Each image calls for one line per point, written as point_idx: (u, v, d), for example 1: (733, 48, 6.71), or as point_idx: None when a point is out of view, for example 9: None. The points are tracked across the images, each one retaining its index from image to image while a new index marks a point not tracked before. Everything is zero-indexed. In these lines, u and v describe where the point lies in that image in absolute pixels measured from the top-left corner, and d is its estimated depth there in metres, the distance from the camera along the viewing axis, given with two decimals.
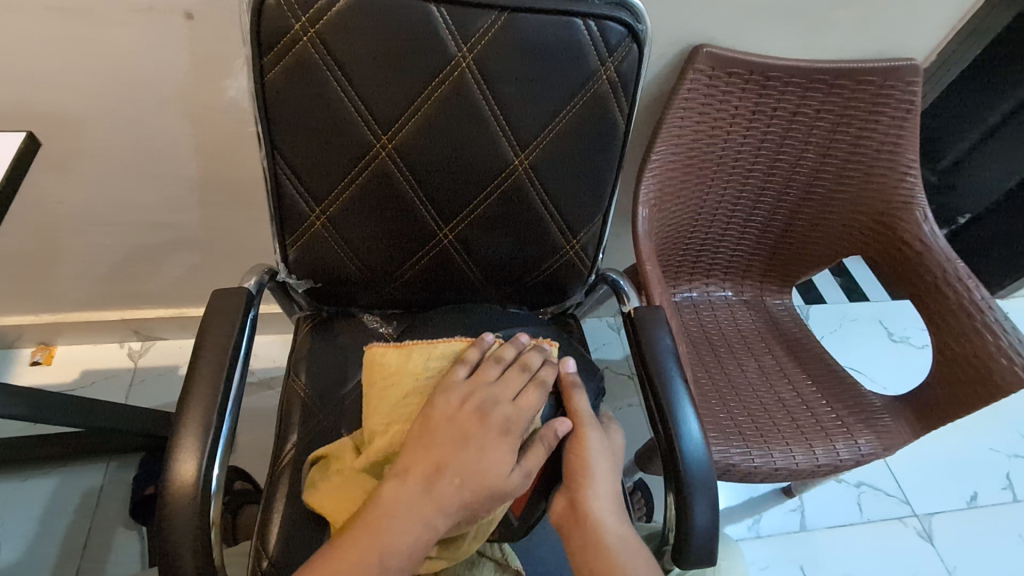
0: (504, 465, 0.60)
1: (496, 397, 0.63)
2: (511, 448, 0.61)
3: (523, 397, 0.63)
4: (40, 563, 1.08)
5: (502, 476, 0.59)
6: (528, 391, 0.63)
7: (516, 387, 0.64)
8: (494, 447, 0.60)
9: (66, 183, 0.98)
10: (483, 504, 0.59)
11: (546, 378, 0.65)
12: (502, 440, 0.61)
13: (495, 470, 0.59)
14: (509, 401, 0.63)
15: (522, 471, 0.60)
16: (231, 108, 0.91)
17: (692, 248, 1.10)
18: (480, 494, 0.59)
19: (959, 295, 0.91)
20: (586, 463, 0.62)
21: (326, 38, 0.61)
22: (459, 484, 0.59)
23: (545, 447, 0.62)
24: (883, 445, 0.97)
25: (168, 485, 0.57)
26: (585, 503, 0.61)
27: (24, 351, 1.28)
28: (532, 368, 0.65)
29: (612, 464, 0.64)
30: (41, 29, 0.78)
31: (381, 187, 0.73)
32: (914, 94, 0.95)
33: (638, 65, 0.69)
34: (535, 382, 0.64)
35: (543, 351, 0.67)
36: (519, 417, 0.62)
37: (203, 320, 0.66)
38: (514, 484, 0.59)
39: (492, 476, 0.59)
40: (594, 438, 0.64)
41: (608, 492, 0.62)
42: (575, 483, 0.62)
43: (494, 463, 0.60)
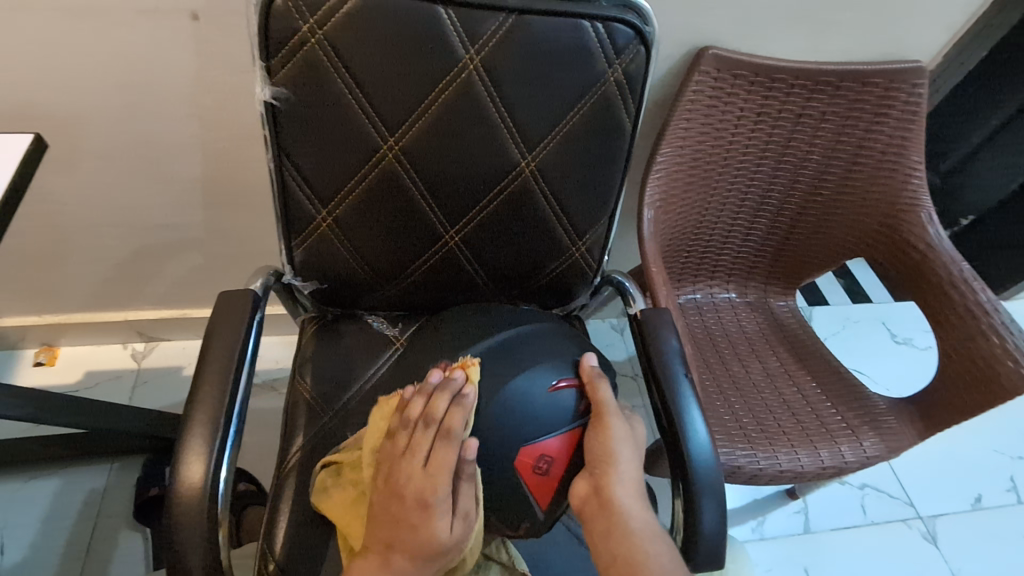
0: (437, 531, 0.58)
1: (408, 469, 0.58)
2: (439, 514, 0.58)
3: (433, 459, 0.58)
4: (44, 564, 1.08)
5: (440, 540, 0.58)
6: (437, 455, 0.59)
7: (424, 449, 0.59)
8: (421, 520, 0.58)
9: (71, 184, 0.98)
10: (436, 561, 0.60)
11: (454, 428, 0.59)
12: (427, 513, 0.58)
13: (430, 538, 0.58)
14: (419, 468, 0.58)
15: (459, 521, 0.59)
16: (236, 110, 0.91)
17: (697, 250, 1.10)
18: (430, 556, 0.59)
19: (965, 297, 0.91)
20: (613, 450, 0.62)
21: (334, 39, 0.61)
22: (408, 556, 0.59)
23: (469, 484, 0.59)
24: (888, 447, 0.97)
25: (176, 487, 0.57)
26: (613, 491, 0.60)
27: (27, 352, 1.28)
28: (438, 419, 0.60)
29: (636, 454, 0.64)
30: (47, 30, 0.78)
31: (388, 189, 0.73)
32: (920, 95, 0.95)
33: (645, 66, 0.69)
34: (442, 437, 0.59)
35: (448, 392, 0.60)
36: (433, 485, 0.58)
37: (210, 323, 0.66)
38: (457, 537, 0.59)
39: (430, 542, 0.58)
40: (621, 426, 0.63)
41: (632, 481, 0.62)
42: (602, 469, 0.61)
43: (428, 534, 0.58)
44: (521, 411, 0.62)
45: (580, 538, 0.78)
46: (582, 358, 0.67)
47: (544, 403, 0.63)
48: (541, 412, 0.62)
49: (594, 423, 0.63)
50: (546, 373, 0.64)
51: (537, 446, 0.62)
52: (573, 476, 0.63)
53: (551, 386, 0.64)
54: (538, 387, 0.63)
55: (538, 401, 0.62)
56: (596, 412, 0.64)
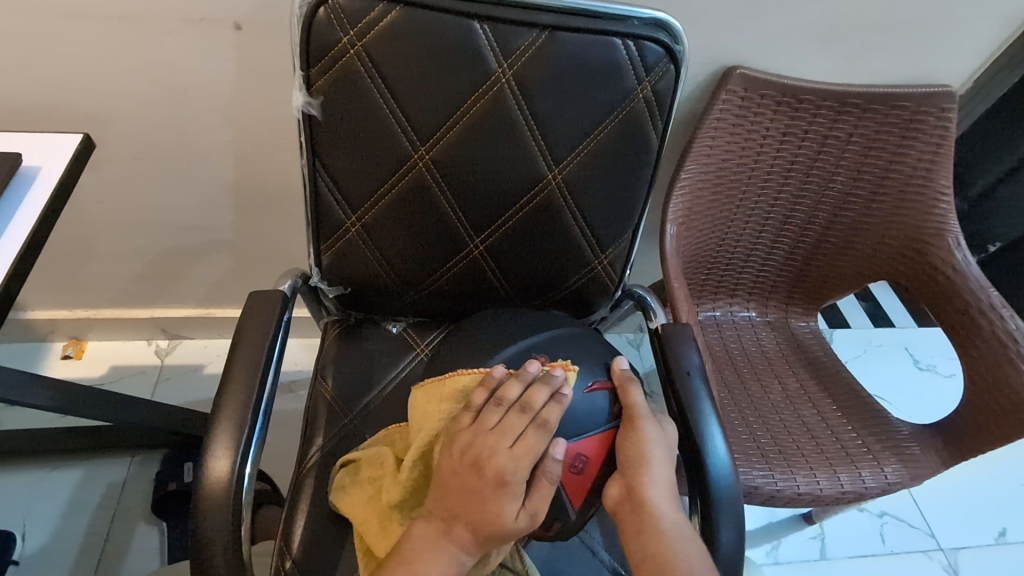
0: (507, 514, 0.58)
1: (495, 446, 0.59)
2: (513, 496, 0.58)
3: (522, 445, 0.59)
4: (63, 554, 1.10)
5: (508, 523, 0.58)
6: (525, 442, 0.59)
7: (516, 430, 0.59)
8: (495, 501, 0.58)
9: (109, 183, 1.02)
10: (494, 544, 0.60)
11: (548, 420, 0.59)
12: (501, 490, 0.58)
13: (499, 518, 0.58)
14: (506, 448, 0.59)
15: (526, 513, 0.58)
16: (270, 117, 0.93)
17: (718, 267, 1.09)
18: (493, 539, 0.59)
19: (992, 325, 0.90)
20: (647, 452, 0.62)
21: (372, 51, 0.63)
22: (474, 534, 0.59)
23: (548, 484, 0.59)
24: (910, 475, 0.95)
25: (203, 480, 0.59)
26: (646, 494, 0.60)
27: (56, 345, 1.32)
28: (536, 408, 0.60)
29: (669, 457, 0.63)
30: (97, 36, 0.81)
31: (416, 197, 0.74)
32: (949, 120, 0.95)
33: (674, 85, 0.70)
34: (536, 425, 0.60)
35: (549, 386, 0.61)
36: (516, 467, 0.58)
37: (240, 320, 0.67)
38: (521, 527, 0.58)
39: (499, 524, 0.58)
40: (654, 428, 0.63)
41: (664, 483, 0.62)
42: (635, 473, 0.61)
43: (497, 515, 0.58)
44: (559, 411, 0.62)
45: (595, 552, 0.77)
46: (613, 361, 0.68)
47: (581, 403, 0.63)
48: (579, 411, 0.63)
49: (626, 427, 0.63)
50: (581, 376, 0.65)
51: (573, 446, 0.62)
52: (605, 478, 0.63)
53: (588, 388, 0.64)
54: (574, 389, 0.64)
55: (576, 402, 0.63)
56: (628, 414, 0.63)
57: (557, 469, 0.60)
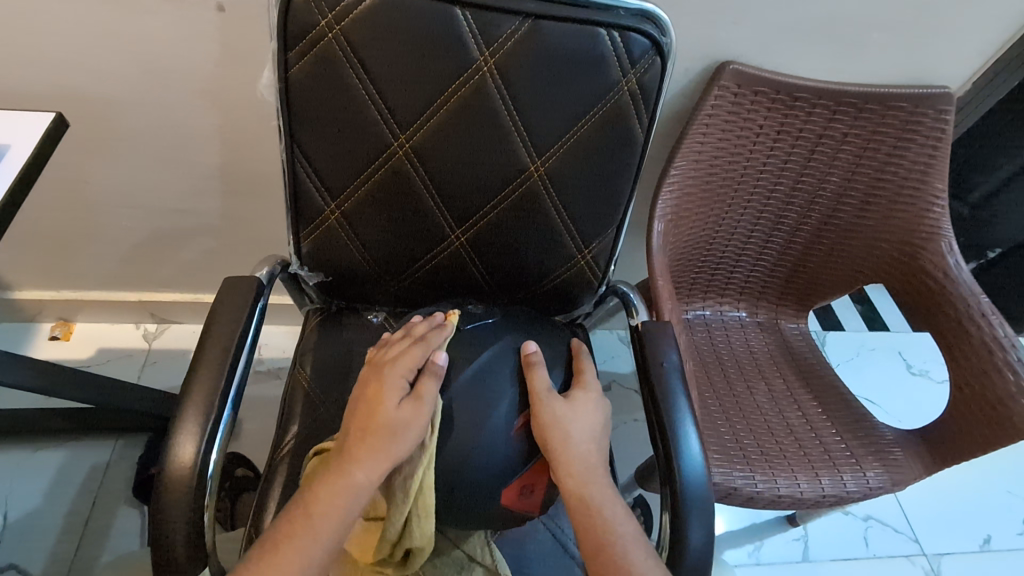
0: (385, 403, 0.62)
1: (380, 365, 0.66)
2: (393, 390, 0.63)
3: (402, 354, 0.65)
4: (44, 534, 1.10)
5: (389, 412, 0.61)
6: (407, 352, 0.66)
7: (397, 349, 0.67)
8: (376, 395, 0.63)
9: (93, 165, 1.01)
10: (389, 447, 0.60)
11: (428, 339, 0.67)
12: (382, 388, 0.63)
13: (379, 411, 0.62)
14: (388, 359, 0.66)
15: (410, 403, 0.62)
16: (254, 101, 0.92)
17: (707, 266, 1.08)
18: (381, 435, 0.61)
19: (982, 331, 0.88)
20: (555, 437, 0.64)
21: (351, 35, 0.62)
22: (363, 434, 0.61)
23: (432, 377, 0.64)
24: (893, 480, 0.94)
25: (167, 466, 0.58)
26: (563, 474, 0.63)
27: (43, 326, 1.32)
28: (417, 334, 0.68)
29: (584, 427, 0.66)
30: (79, 15, 0.80)
31: (397, 186, 0.73)
32: (946, 122, 0.93)
33: (661, 78, 0.68)
34: (415, 343, 0.67)
35: (428, 321, 0.70)
36: (396, 366, 0.64)
37: (214, 305, 0.67)
38: (403, 415, 0.61)
39: (380, 414, 0.61)
40: (554, 411, 0.65)
41: (586, 455, 0.64)
42: (550, 453, 0.64)
43: (379, 404, 0.62)
44: (498, 441, 0.65)
45: (566, 547, 0.78)
46: (524, 345, 0.70)
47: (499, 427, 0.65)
48: (498, 435, 0.65)
49: (533, 414, 0.65)
50: (502, 393, 0.66)
51: (522, 474, 0.66)
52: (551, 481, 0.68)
53: (520, 414, 0.66)
54: (504, 404, 0.66)
55: (496, 431, 0.65)
56: (532, 398, 0.66)
57: (442, 367, 0.65)
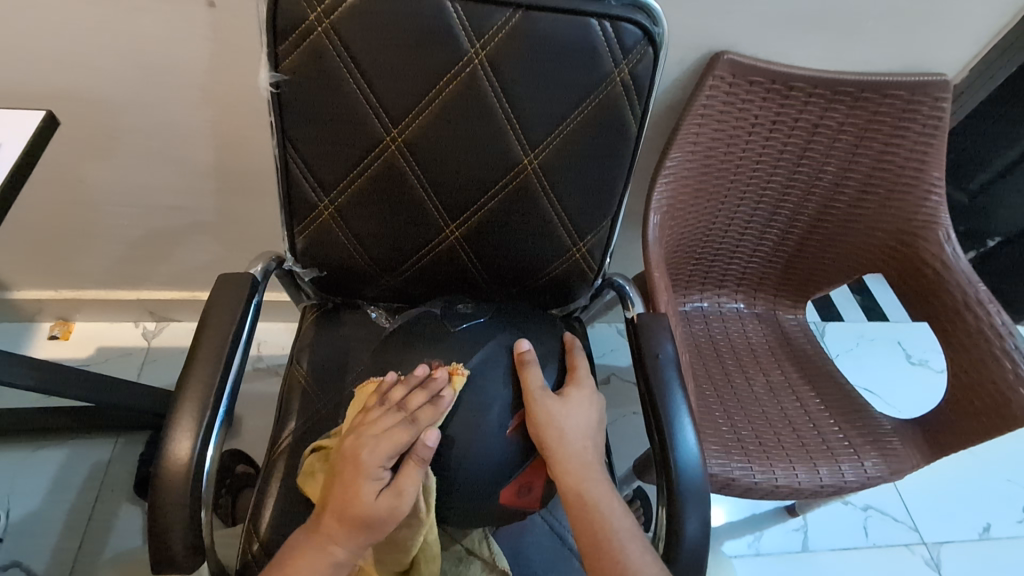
0: (363, 496, 0.59)
1: (366, 438, 0.61)
2: (375, 477, 0.60)
3: (388, 435, 0.61)
4: (47, 532, 1.11)
5: (367, 505, 0.59)
6: (393, 434, 0.61)
7: (386, 424, 0.62)
8: (356, 481, 0.59)
9: (87, 163, 1.01)
10: (370, 533, 0.59)
11: (419, 421, 0.62)
12: (364, 472, 0.60)
13: (357, 500, 0.59)
14: (373, 434, 0.61)
15: (390, 494, 0.59)
16: (247, 97, 0.92)
17: (705, 257, 1.08)
18: (358, 525, 0.59)
19: (979, 319, 0.88)
20: (552, 436, 0.64)
21: (340, 29, 0.62)
22: (340, 519, 0.59)
23: (416, 466, 0.60)
24: (891, 469, 0.94)
25: (163, 463, 0.58)
26: (561, 471, 0.64)
27: (42, 325, 1.32)
28: (410, 407, 0.63)
29: (579, 424, 0.66)
30: (68, 13, 0.80)
31: (391, 180, 0.73)
32: (942, 110, 0.92)
33: (653, 68, 0.68)
34: (406, 421, 0.62)
35: (427, 390, 0.63)
36: (380, 452, 0.60)
37: (207, 302, 0.67)
38: (381, 507, 0.59)
39: (359, 504, 0.59)
40: (550, 411, 0.65)
41: (582, 451, 0.65)
42: (547, 450, 0.65)
43: (358, 495, 0.59)
44: (494, 440, 0.65)
45: (564, 540, 0.78)
46: (515, 344, 0.70)
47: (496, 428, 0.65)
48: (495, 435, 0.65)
49: (528, 414, 0.66)
50: (498, 394, 0.66)
51: (519, 473, 0.66)
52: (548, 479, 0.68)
53: (515, 414, 0.66)
54: (498, 403, 0.66)
55: (493, 433, 0.65)
56: (526, 398, 0.66)
57: (428, 453, 0.61)
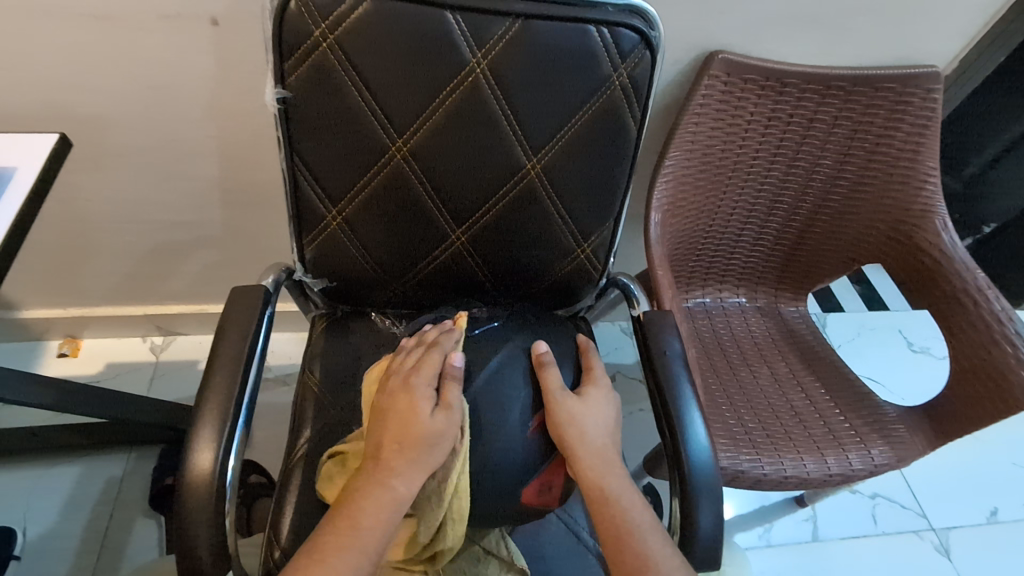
0: (419, 411, 0.63)
1: (402, 373, 0.67)
2: (423, 398, 0.64)
3: (423, 361, 0.67)
4: (64, 548, 1.12)
5: (424, 421, 0.62)
6: (427, 359, 0.67)
7: (415, 356, 0.68)
8: (407, 404, 0.63)
9: (93, 182, 1.02)
10: (429, 454, 0.62)
11: (442, 344, 0.70)
12: (411, 398, 0.64)
13: (414, 420, 0.62)
14: (409, 367, 0.67)
15: (441, 413, 0.63)
16: (251, 112, 0.93)
17: (706, 253, 1.09)
18: (419, 445, 0.62)
19: (978, 305, 0.90)
20: (571, 431, 0.66)
21: (344, 43, 0.63)
22: (398, 444, 0.61)
23: (454, 382, 0.66)
24: (897, 456, 0.96)
25: (186, 474, 0.59)
26: (581, 467, 0.64)
27: (51, 343, 1.33)
28: (428, 341, 0.70)
29: (600, 420, 0.68)
30: (74, 35, 0.81)
31: (397, 189, 0.75)
32: (935, 101, 0.94)
33: (651, 70, 0.69)
34: (431, 349, 0.69)
35: (439, 327, 0.72)
36: (421, 374, 0.65)
37: (223, 314, 0.68)
38: (438, 424, 0.63)
39: (415, 422, 0.62)
40: (569, 408, 0.67)
41: (602, 448, 0.66)
42: (567, 448, 0.65)
43: (413, 414, 0.63)
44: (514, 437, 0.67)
45: (579, 537, 0.79)
46: (533, 346, 0.73)
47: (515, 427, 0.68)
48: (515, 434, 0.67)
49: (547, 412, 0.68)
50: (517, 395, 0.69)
51: (540, 472, 0.67)
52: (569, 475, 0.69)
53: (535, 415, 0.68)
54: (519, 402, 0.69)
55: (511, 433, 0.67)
56: (546, 396, 0.69)
57: (458, 371, 0.67)
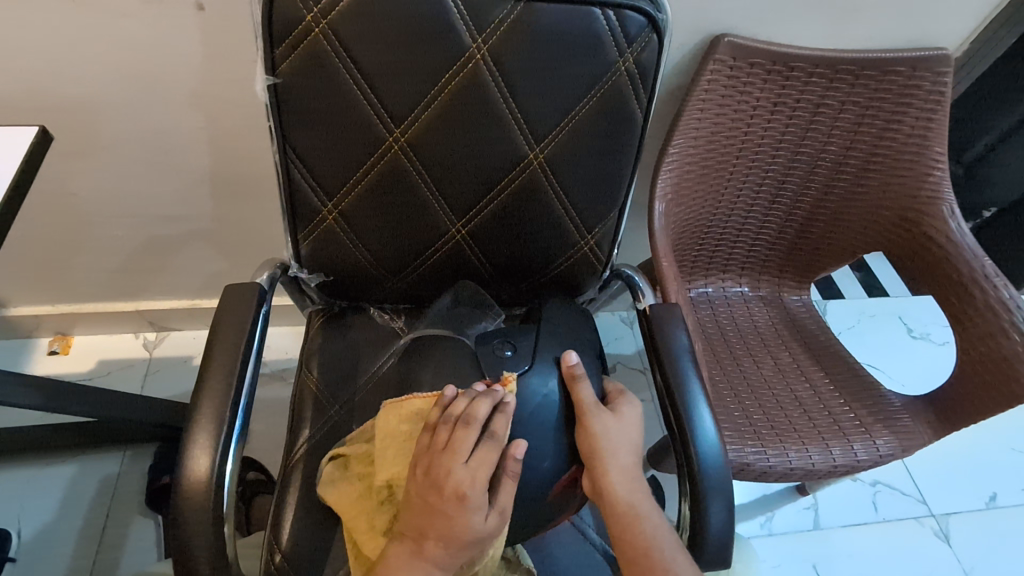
0: (472, 521, 0.59)
1: (452, 465, 0.59)
2: (477, 506, 0.59)
3: (477, 459, 0.59)
4: (60, 549, 1.10)
5: (476, 528, 0.59)
6: (481, 455, 0.60)
7: (468, 448, 0.60)
8: (458, 511, 0.58)
9: (78, 176, 0.98)
10: (470, 552, 0.60)
11: (497, 432, 0.61)
12: (464, 504, 0.58)
13: (464, 528, 0.59)
14: (464, 457, 0.59)
15: (494, 515, 0.60)
16: (240, 101, 0.90)
17: (709, 242, 1.07)
18: (463, 547, 0.59)
19: (986, 294, 0.89)
20: (603, 446, 0.64)
21: (338, 29, 0.60)
22: (443, 546, 0.59)
23: (510, 481, 0.61)
24: (902, 446, 0.95)
25: (182, 480, 0.57)
26: (608, 481, 0.63)
27: (41, 341, 1.30)
28: (483, 421, 0.61)
29: (627, 440, 0.65)
30: (51, 21, 0.77)
31: (395, 181, 0.72)
32: (944, 84, 0.92)
33: (658, 56, 0.66)
34: (487, 439, 0.60)
35: (493, 400, 0.61)
36: (477, 479, 0.59)
37: (216, 317, 0.65)
38: (490, 530, 0.59)
39: (465, 530, 0.59)
40: (601, 425, 0.65)
41: (629, 467, 0.65)
42: (595, 462, 0.64)
43: (462, 523, 0.59)
44: (535, 482, 0.65)
45: (586, 535, 0.79)
46: (563, 355, 0.68)
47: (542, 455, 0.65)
48: (538, 464, 0.64)
49: (580, 425, 0.65)
50: (543, 428, 0.65)
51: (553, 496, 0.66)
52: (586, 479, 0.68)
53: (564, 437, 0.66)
54: (546, 456, 0.65)
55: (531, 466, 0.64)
56: (578, 412, 0.66)
57: (517, 464, 0.61)
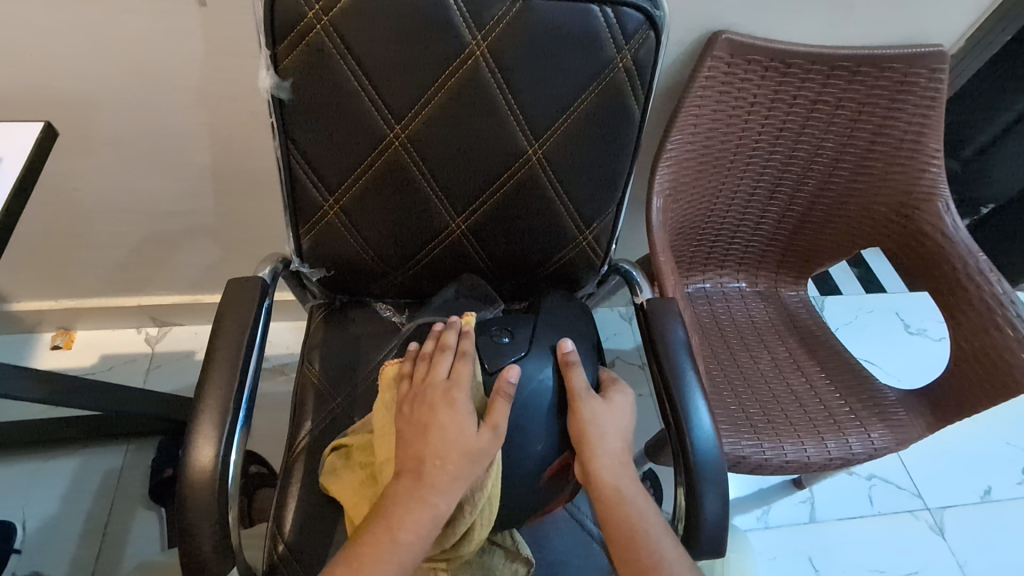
0: (462, 431, 0.61)
1: (432, 387, 0.63)
2: (465, 418, 0.62)
3: (454, 375, 0.64)
4: (64, 541, 1.11)
5: (469, 440, 0.61)
6: (456, 371, 0.64)
7: (443, 368, 0.65)
8: (447, 421, 0.61)
9: (81, 171, 0.99)
10: (471, 471, 0.61)
11: (466, 351, 0.66)
12: (451, 418, 0.61)
13: (457, 438, 0.61)
14: (443, 381, 0.64)
15: (486, 431, 0.61)
16: (241, 97, 0.91)
17: (707, 239, 1.08)
18: (463, 462, 0.60)
19: (979, 289, 0.90)
20: (593, 432, 0.65)
21: (339, 26, 0.61)
22: (441, 464, 0.60)
23: (505, 402, 0.63)
24: (897, 439, 0.96)
25: (188, 470, 0.59)
26: (597, 466, 0.64)
27: (44, 336, 1.31)
28: (452, 347, 0.66)
29: (618, 426, 0.66)
30: (55, 18, 0.78)
31: (396, 176, 0.73)
32: (940, 81, 0.92)
33: (655, 52, 0.67)
34: (459, 360, 0.65)
35: (456, 328, 0.68)
36: (458, 392, 0.63)
37: (219, 310, 0.66)
38: (484, 441, 0.61)
39: (460, 441, 0.61)
40: (591, 410, 0.65)
41: (619, 454, 0.65)
42: (584, 447, 0.65)
43: (455, 435, 0.61)
44: (532, 470, 0.66)
45: (583, 525, 0.81)
46: (559, 343, 0.69)
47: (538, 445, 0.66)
48: (535, 453, 0.66)
49: (572, 412, 0.66)
50: (538, 417, 0.66)
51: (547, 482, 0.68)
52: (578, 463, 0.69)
53: (558, 424, 0.67)
54: (539, 445, 0.66)
55: (528, 455, 0.66)
56: (570, 399, 0.67)
57: (512, 387, 0.64)
